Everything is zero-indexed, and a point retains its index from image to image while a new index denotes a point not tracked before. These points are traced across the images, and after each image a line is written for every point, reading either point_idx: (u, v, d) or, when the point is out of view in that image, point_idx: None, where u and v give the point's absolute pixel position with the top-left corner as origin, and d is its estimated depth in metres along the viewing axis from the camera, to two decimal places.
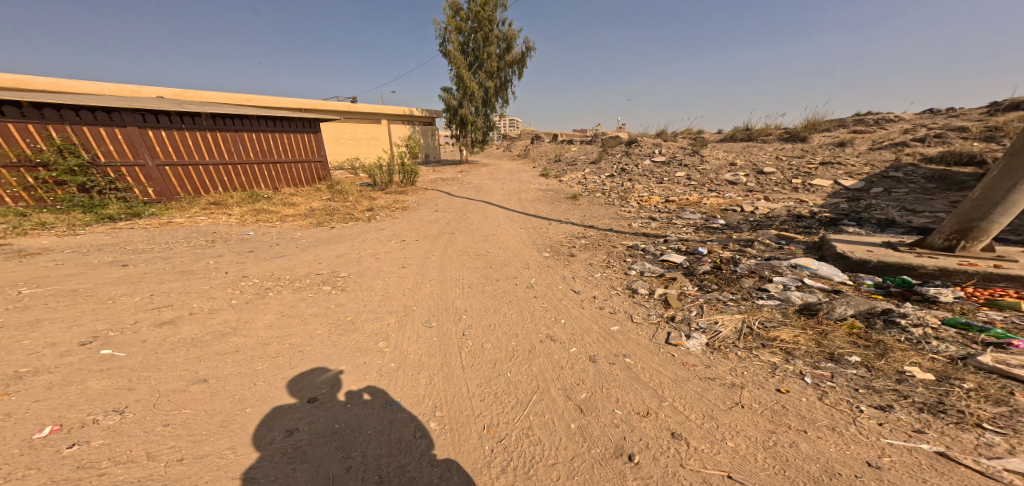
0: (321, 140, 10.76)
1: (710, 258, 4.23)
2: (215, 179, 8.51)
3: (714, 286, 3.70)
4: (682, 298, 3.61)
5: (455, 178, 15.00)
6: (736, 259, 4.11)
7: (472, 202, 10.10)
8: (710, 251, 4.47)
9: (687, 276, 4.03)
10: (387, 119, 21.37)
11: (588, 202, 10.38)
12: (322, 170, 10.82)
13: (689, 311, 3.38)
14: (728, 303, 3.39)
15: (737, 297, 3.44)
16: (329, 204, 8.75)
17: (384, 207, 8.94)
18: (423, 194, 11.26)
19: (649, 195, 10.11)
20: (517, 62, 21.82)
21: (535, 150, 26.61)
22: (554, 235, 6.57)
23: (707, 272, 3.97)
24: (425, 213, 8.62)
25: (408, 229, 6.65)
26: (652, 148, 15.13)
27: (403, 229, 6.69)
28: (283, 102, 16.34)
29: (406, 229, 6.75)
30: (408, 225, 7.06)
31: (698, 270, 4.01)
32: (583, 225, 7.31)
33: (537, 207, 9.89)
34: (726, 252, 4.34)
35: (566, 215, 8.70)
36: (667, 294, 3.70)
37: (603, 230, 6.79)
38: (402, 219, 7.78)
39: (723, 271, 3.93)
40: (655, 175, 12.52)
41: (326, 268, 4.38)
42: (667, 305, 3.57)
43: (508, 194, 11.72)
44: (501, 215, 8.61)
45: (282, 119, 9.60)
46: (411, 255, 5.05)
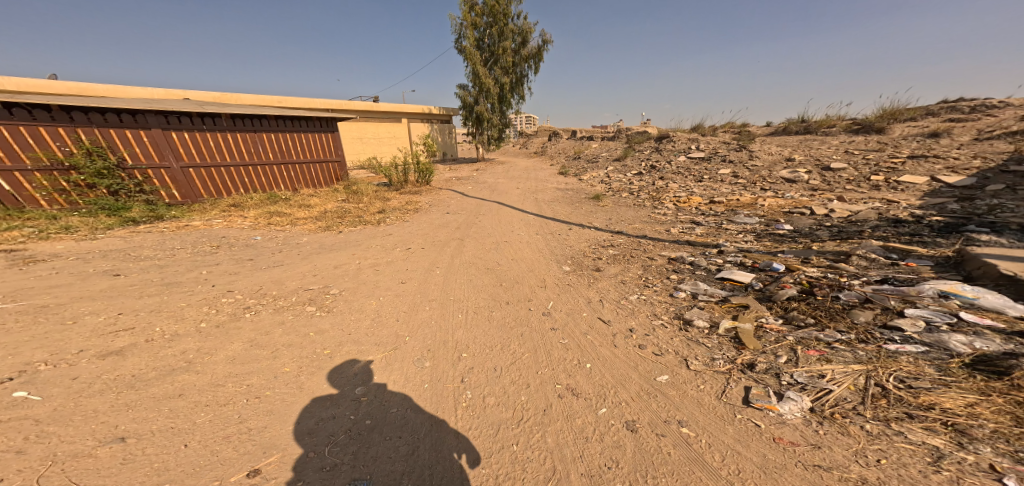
0: (339, 140, 10.66)
1: (794, 279, 3.19)
2: (236, 180, 8.49)
3: (810, 318, 2.69)
4: (762, 336, 2.66)
5: (472, 177, 14.50)
6: (836, 281, 3.04)
7: (489, 203, 9.45)
8: (791, 268, 3.42)
9: (765, 303, 3.04)
10: (407, 119, 21.44)
11: (614, 203, 9.37)
12: (339, 171, 10.74)
13: (775, 356, 2.43)
14: (837, 346, 2.40)
15: (850, 339, 2.43)
16: (343, 206, 8.48)
17: (397, 209, 8.52)
18: (439, 194, 10.77)
19: (687, 194, 8.91)
20: (534, 57, 20.97)
21: (555, 146, 25.67)
22: (576, 243, 5.74)
23: (794, 298, 2.95)
24: (439, 215, 8.07)
25: (417, 236, 6.08)
26: (688, 143, 13.67)
27: (411, 235, 6.15)
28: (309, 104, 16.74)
29: (415, 235, 6.16)
30: (419, 230, 6.52)
31: (780, 295, 3.02)
32: (611, 231, 6.40)
33: (558, 208, 9.05)
34: (817, 270, 3.27)
35: (591, 218, 7.78)
36: (737, 330, 2.76)
37: (636, 236, 5.86)
38: (413, 223, 7.26)
39: (818, 297, 2.89)
40: (683, 173, 11.40)
41: (317, 284, 3.87)
42: (740, 344, 2.64)
43: (527, 194, 10.97)
44: (519, 218, 7.85)
45: (300, 119, 9.53)
46: (413, 269, 4.46)
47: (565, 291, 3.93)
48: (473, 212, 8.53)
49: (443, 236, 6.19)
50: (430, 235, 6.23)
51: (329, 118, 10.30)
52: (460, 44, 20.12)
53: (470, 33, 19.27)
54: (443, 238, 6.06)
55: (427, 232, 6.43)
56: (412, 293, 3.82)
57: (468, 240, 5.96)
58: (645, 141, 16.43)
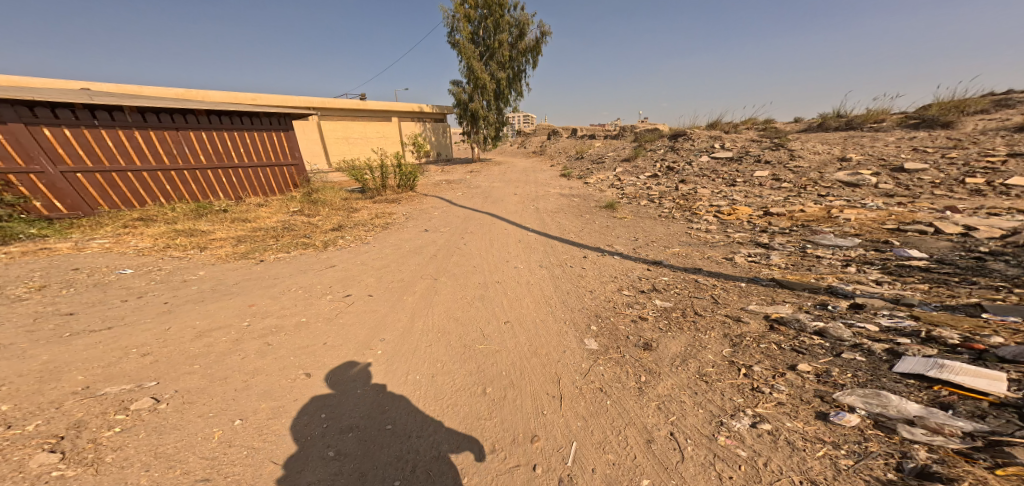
0: (296, 140, 8.84)
1: None
2: (152, 188, 6.60)
3: None
4: None
5: (462, 180, 12.70)
6: None
7: (479, 215, 7.65)
8: None
9: None
10: (397, 117, 19.67)
11: (634, 214, 7.59)
12: (297, 176, 8.89)
13: None
14: None
15: None
16: (291, 219, 6.65)
17: (361, 222, 6.72)
18: (419, 203, 8.93)
19: (726, 202, 7.16)
20: (532, 50, 19.20)
21: (555, 145, 23.88)
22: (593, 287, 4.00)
23: None
24: (409, 233, 6.24)
25: (366, 271, 4.30)
26: (710, 141, 11.91)
27: (357, 268, 4.39)
28: (288, 101, 15.16)
29: (362, 268, 4.38)
30: (373, 259, 4.74)
31: None
32: (643, 260, 4.63)
33: (563, 221, 7.28)
34: None
35: (609, 237, 6.01)
36: None
37: (679, 269, 4.08)
38: (370, 244, 5.43)
39: None
40: (709, 177, 9.68)
41: (113, 386, 2.19)
42: None
43: (525, 202, 9.16)
44: (514, 239, 6.03)
45: (243, 115, 7.72)
46: (342, 356, 2.75)
47: (586, 404, 2.29)
48: (454, 228, 6.68)
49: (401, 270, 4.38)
50: (386, 268, 4.42)
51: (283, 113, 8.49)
52: (451, 37, 18.40)
53: (462, 25, 17.56)
54: (404, 273, 4.28)
55: (384, 262, 4.66)
56: (313, 416, 2.20)
57: (440, 279, 4.18)
58: (656, 139, 14.67)
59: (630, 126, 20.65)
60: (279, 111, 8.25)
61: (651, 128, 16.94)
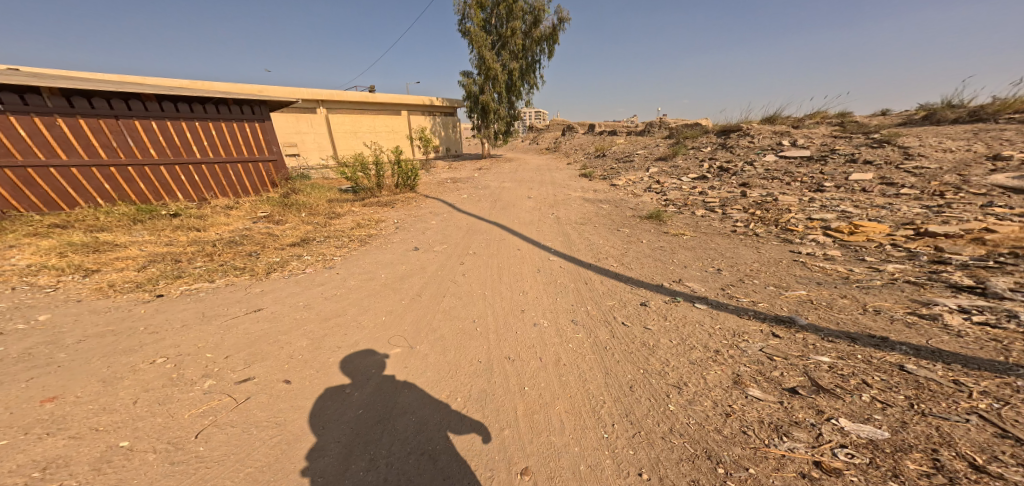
0: (273, 132, 7.49)
1: None
2: (86, 187, 5.28)
3: None
4: None
5: (471, 179, 11.15)
6: None
7: (492, 227, 6.00)
8: None
9: None
10: (407, 111, 18.42)
11: (691, 228, 5.73)
12: (275, 174, 7.48)
13: None
14: None
15: None
16: (251, 228, 5.22)
17: (336, 232, 5.23)
18: (416, 207, 7.39)
19: (826, 214, 5.20)
20: (550, 39, 17.52)
21: (574, 141, 22.07)
22: (689, 386, 2.30)
23: None
24: (395, 252, 4.68)
25: (298, 338, 2.79)
26: (771, 138, 9.79)
27: (293, 329, 2.88)
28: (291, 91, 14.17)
29: (295, 331, 2.87)
30: (322, 306, 3.21)
31: None
32: (748, 317, 2.86)
33: (599, 238, 5.53)
34: None
35: (670, 265, 4.22)
36: None
37: (841, 340, 2.36)
38: (332, 272, 3.91)
39: None
40: (781, 182, 7.63)
41: None
42: None
43: (546, 209, 7.45)
44: (534, 269, 4.34)
45: (206, 102, 6.37)
46: None
47: None
48: (457, 246, 5.06)
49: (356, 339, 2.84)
50: (331, 333, 2.87)
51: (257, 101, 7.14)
52: (462, 26, 17.02)
53: (474, 12, 16.15)
54: (361, 345, 2.75)
55: (341, 313, 3.15)
56: None
57: (417, 361, 2.62)
58: (697, 134, 12.60)
59: (658, 121, 18.50)
60: (251, 98, 6.88)
61: (688, 123, 14.82)
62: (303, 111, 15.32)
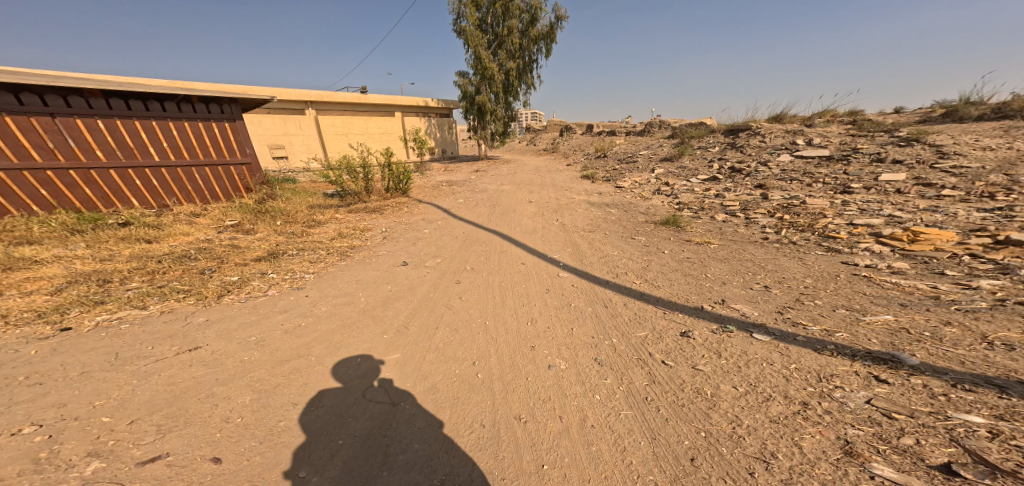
0: (246, 133, 6.70)
1: None
2: (15, 194, 4.51)
3: None
4: None
5: (467, 181, 10.50)
6: None
7: (493, 236, 5.36)
8: None
9: None
10: (401, 111, 17.76)
11: (715, 235, 5.13)
12: (249, 178, 6.70)
13: None
14: None
15: None
16: (215, 237, 4.52)
17: (315, 243, 4.55)
18: (408, 213, 6.72)
19: (869, 218, 4.64)
20: (547, 38, 17.05)
21: (572, 142, 21.54)
22: (782, 459, 1.69)
23: None
24: (382, 268, 4.01)
25: (242, 391, 2.10)
26: (784, 137, 9.31)
27: (235, 378, 2.19)
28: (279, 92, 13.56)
29: (238, 381, 2.17)
30: (280, 347, 2.52)
31: None
32: (827, 355, 2.30)
33: (614, 248, 4.91)
34: None
35: (704, 282, 3.61)
36: None
37: (984, 390, 1.77)
38: (301, 295, 3.23)
39: None
40: (801, 183, 7.10)
41: None
42: None
43: (551, 214, 6.83)
44: (545, 288, 3.71)
45: (165, 99, 5.61)
46: None
47: None
48: (454, 261, 4.42)
49: (318, 395, 2.16)
50: (289, 385, 2.20)
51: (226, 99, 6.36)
52: (456, 25, 16.47)
53: (469, 11, 15.61)
54: (324, 407, 2.07)
55: (303, 356, 2.47)
56: None
57: (399, 430, 1.96)
58: (703, 133, 12.12)
59: (659, 121, 18.07)
60: (219, 95, 6.11)
61: (691, 123, 14.36)
62: (291, 111, 14.61)
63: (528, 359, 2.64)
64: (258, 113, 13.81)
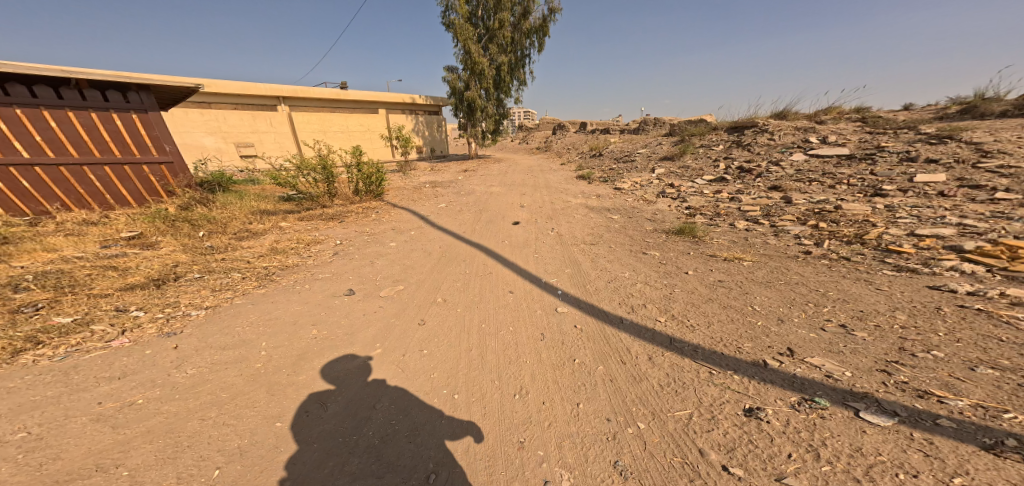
0: (165, 127, 5.28)
1: None
2: None
3: None
4: None
5: (453, 183, 9.46)
6: None
7: (474, 251, 4.38)
8: None
9: None
10: (386, 108, 16.57)
11: (743, 248, 4.26)
12: (169, 180, 5.32)
13: None
14: None
15: None
16: (105, 253, 3.43)
17: (242, 264, 3.51)
18: (377, 219, 5.64)
19: (931, 225, 3.81)
20: (540, 32, 16.09)
21: (564, 141, 20.65)
22: None
23: None
24: (314, 303, 3.01)
25: None
26: (795, 135, 8.58)
27: None
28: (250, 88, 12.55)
29: None
30: (64, 455, 1.54)
31: None
32: (1013, 463, 1.41)
33: (622, 267, 3.99)
34: None
35: (750, 320, 2.70)
36: None
37: None
38: (163, 349, 2.25)
39: None
40: (821, 184, 6.31)
41: None
42: None
43: (546, 221, 5.87)
44: (539, 333, 2.81)
45: (33, 83, 4.26)
46: None
47: None
48: (419, 290, 3.42)
49: None
50: None
51: (134, 86, 4.98)
52: (445, 17, 15.37)
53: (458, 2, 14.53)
54: None
55: (104, 470, 1.51)
56: None
57: None
58: (706, 131, 11.36)
59: (655, 119, 17.29)
60: (116, 79, 4.69)
61: (692, 120, 13.59)
62: (262, 108, 13.28)
63: (518, 465, 1.74)
64: (224, 109, 12.51)
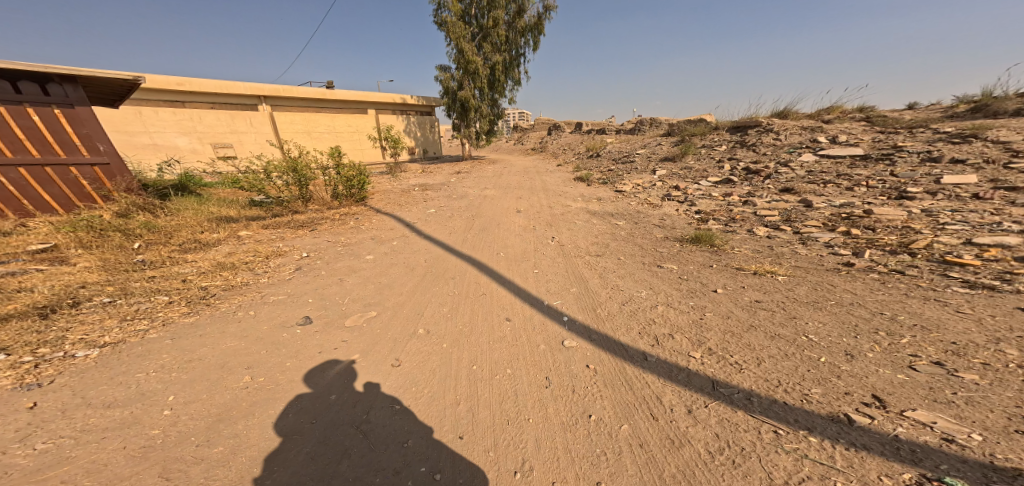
0: (99, 123, 4.51)
1: None
2: None
3: None
4: None
5: (444, 185, 8.85)
6: None
7: (464, 265, 3.78)
8: None
9: None
10: (375, 109, 15.89)
11: (771, 259, 3.74)
12: (105, 185, 4.55)
13: None
14: None
15: None
16: (19, 271, 2.76)
17: (177, 285, 2.86)
18: (357, 227, 5.01)
19: (986, 232, 3.34)
20: (535, 30, 15.60)
21: (559, 142, 20.19)
22: None
23: None
24: (256, 337, 2.38)
25: None
26: (803, 135, 8.16)
27: None
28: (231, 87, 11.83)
29: None
30: None
31: None
32: None
33: (638, 285, 3.48)
34: None
35: (811, 357, 2.20)
36: None
37: None
38: (10, 411, 1.61)
39: None
40: (839, 185, 5.83)
41: None
42: None
43: (546, 228, 5.29)
44: (545, 378, 2.27)
45: None
46: None
47: None
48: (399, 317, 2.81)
49: None
50: None
51: (56, 77, 4.19)
52: (437, 15, 14.76)
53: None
54: None
55: None
56: None
57: None
58: (708, 131, 10.93)
59: (652, 120, 16.94)
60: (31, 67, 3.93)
61: (691, 121, 13.19)
62: (240, 107, 12.43)
63: None
64: (200, 108, 11.66)
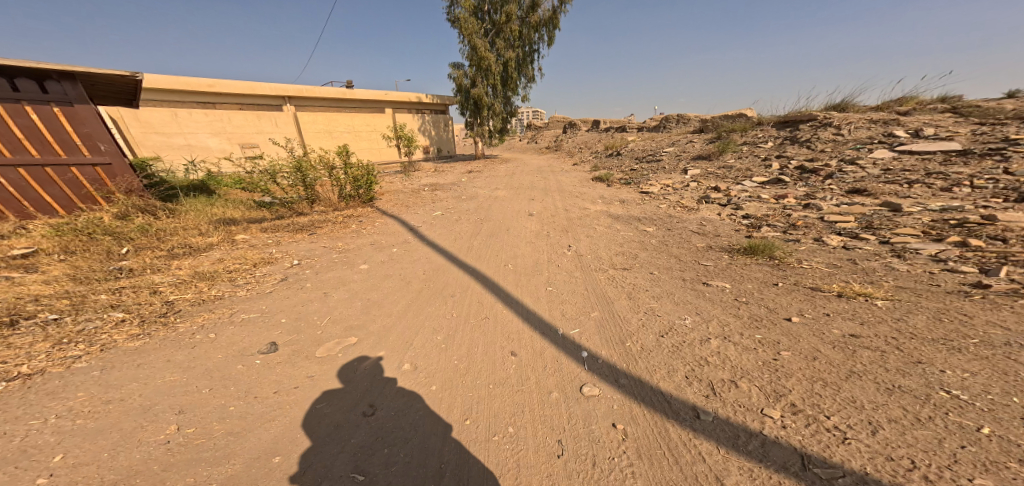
0: (101, 121, 4.43)
1: None
2: None
3: None
4: None
5: (453, 185, 8.44)
6: None
7: (469, 280, 3.26)
8: None
9: None
10: (392, 108, 15.88)
11: (853, 276, 2.91)
12: (108, 184, 4.48)
13: None
14: None
15: None
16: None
17: (137, 297, 2.52)
18: (356, 231, 4.64)
19: None
20: (551, 24, 14.90)
21: (577, 139, 19.41)
22: None
23: None
24: (204, 368, 1.95)
25: None
26: (873, 125, 6.81)
27: None
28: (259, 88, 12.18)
29: None
30: None
31: None
32: None
33: (680, 310, 2.80)
34: None
35: (962, 423, 1.56)
36: None
37: None
38: None
39: None
40: (929, 185, 4.70)
41: None
42: None
43: (561, 234, 4.67)
44: (557, 443, 1.69)
45: None
46: None
47: None
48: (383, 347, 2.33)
49: None
50: None
51: (56, 74, 4.14)
52: (450, 12, 14.40)
53: None
54: None
55: None
56: None
57: None
58: (748, 125, 9.77)
59: (678, 115, 15.81)
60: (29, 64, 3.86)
61: (727, 115, 11.98)
62: (266, 107, 12.70)
63: None
64: (228, 109, 11.98)
